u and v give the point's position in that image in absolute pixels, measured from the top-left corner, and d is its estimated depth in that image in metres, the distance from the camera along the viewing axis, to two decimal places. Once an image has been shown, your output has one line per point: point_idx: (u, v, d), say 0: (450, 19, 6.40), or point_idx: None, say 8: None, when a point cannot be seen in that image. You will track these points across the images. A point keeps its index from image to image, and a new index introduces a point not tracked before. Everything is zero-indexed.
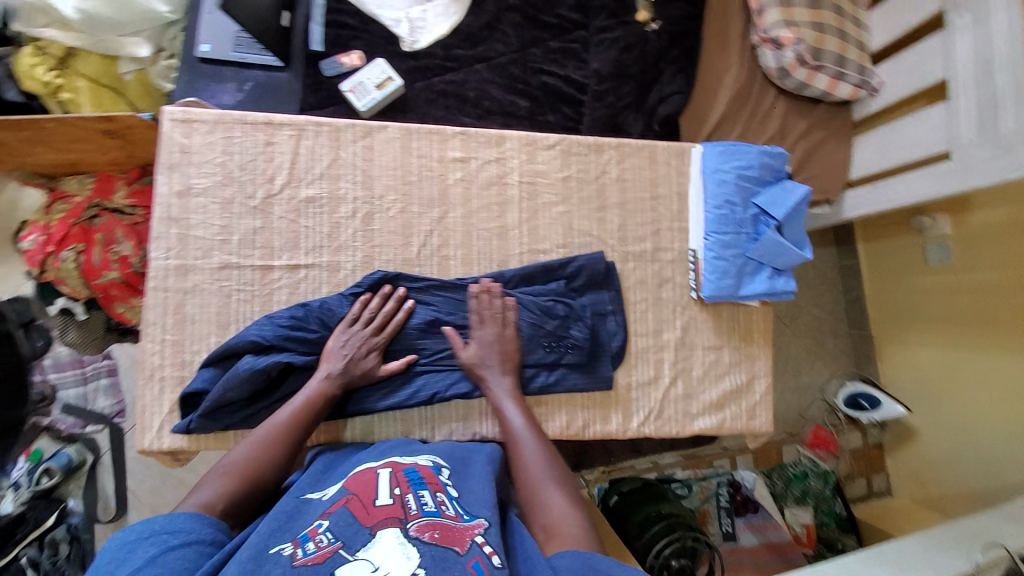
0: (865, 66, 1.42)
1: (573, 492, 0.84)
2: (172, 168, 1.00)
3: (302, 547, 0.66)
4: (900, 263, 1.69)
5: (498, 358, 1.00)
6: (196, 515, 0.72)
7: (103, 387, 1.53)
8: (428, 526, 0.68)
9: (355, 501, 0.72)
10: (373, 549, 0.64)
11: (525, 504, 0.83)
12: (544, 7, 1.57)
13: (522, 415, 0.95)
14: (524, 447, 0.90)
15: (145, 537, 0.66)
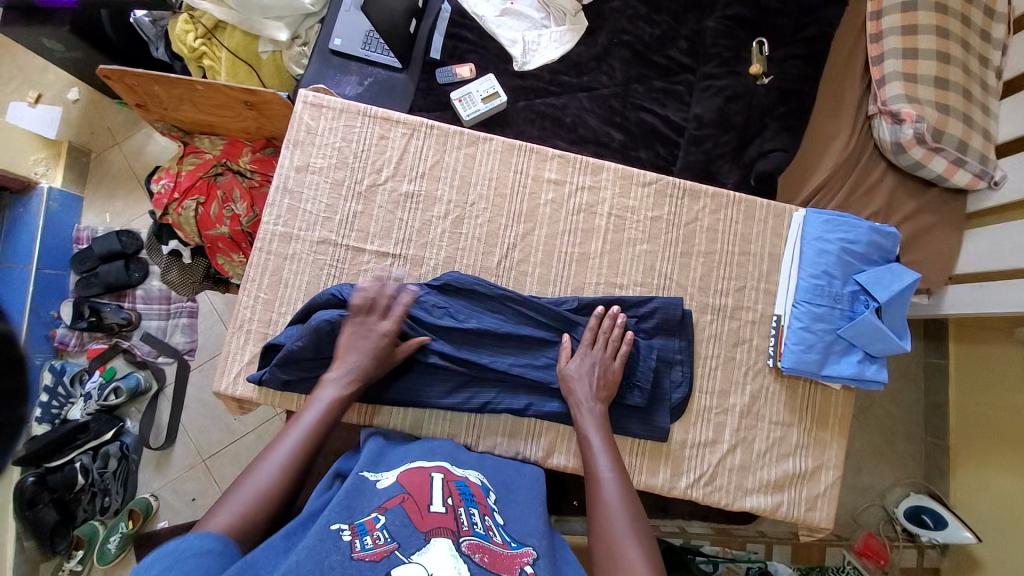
0: (987, 158, 1.32)
1: (653, 553, 0.78)
2: (296, 145, 1.09)
3: (360, 539, 0.65)
4: (994, 374, 1.52)
5: (596, 383, 0.99)
6: (209, 534, 0.66)
7: (182, 325, 1.67)
8: (479, 546, 0.67)
9: (410, 502, 0.72)
10: (428, 554, 0.63)
11: (597, 551, 0.79)
12: (655, 47, 1.58)
13: (608, 453, 0.91)
14: (606, 487, 0.86)
15: (156, 559, 0.61)
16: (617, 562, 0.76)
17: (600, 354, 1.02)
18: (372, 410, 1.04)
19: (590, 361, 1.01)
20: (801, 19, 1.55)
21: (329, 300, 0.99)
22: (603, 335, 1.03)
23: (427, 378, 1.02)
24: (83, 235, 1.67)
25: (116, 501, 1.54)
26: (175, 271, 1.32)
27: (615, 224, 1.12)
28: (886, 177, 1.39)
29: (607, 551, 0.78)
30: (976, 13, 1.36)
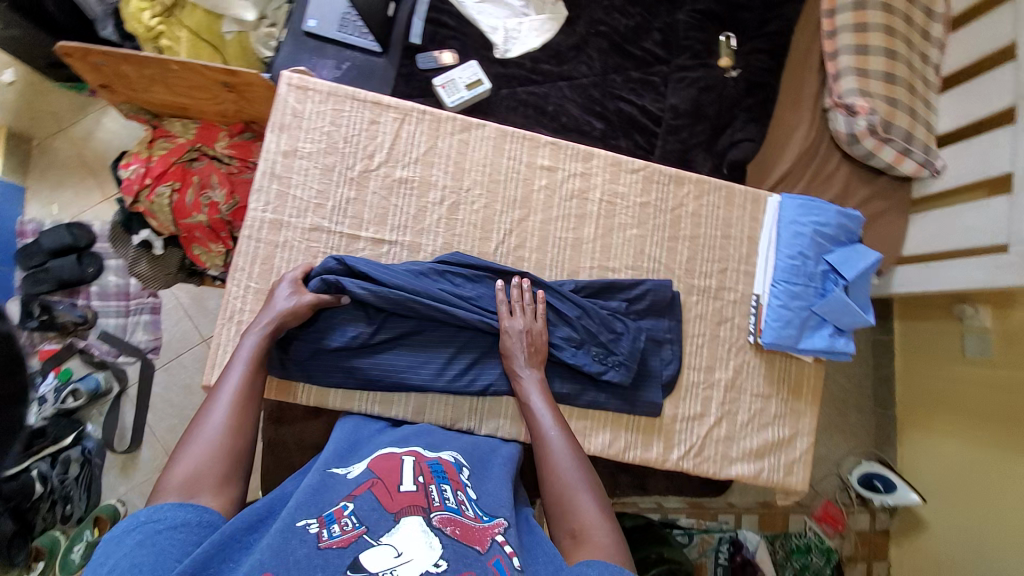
0: (931, 148, 1.45)
1: (601, 495, 0.80)
2: (282, 129, 1.05)
3: (327, 528, 0.61)
4: (937, 346, 1.68)
5: (529, 349, 1.00)
6: (182, 504, 0.65)
7: (143, 322, 1.57)
8: (450, 520, 0.64)
9: (379, 485, 0.68)
10: (397, 534, 0.61)
11: (552, 506, 0.80)
12: (631, 38, 1.62)
13: (552, 413, 0.93)
14: (553, 447, 0.87)
15: (131, 529, 0.62)
16: (571, 512, 0.78)
17: (533, 321, 1.02)
18: (374, 399, 1.03)
19: (520, 326, 1.00)
20: (764, 15, 1.61)
21: (330, 267, 0.98)
22: (526, 304, 1.02)
23: (428, 364, 1.02)
24: (28, 229, 1.51)
25: (78, 509, 1.43)
26: (144, 264, 1.24)
27: (605, 210, 1.15)
28: (843, 167, 1.50)
29: (560, 503, 0.80)
30: (917, 13, 1.48)
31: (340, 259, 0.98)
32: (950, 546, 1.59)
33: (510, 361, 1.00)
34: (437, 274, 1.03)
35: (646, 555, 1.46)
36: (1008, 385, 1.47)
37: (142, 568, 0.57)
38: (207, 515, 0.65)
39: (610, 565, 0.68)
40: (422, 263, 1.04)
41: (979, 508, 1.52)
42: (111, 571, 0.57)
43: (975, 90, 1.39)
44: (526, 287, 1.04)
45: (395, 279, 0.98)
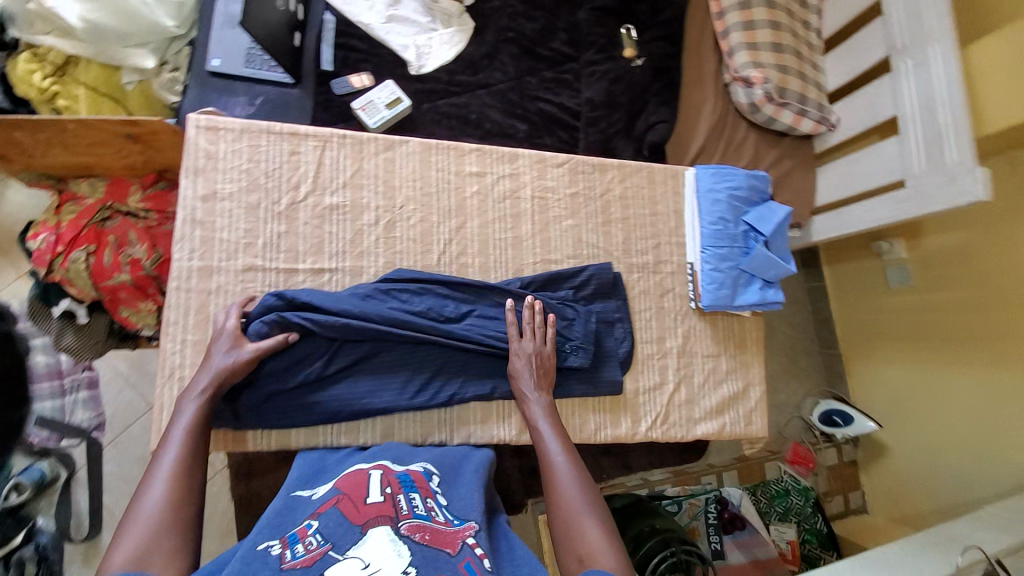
0: (823, 105, 1.59)
1: (606, 519, 0.83)
2: (197, 173, 1.02)
3: (291, 548, 0.62)
4: (864, 284, 1.85)
5: (536, 374, 1.04)
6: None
7: (82, 400, 1.47)
8: (419, 527, 0.67)
9: (346, 500, 0.70)
10: (364, 546, 0.62)
11: (558, 527, 0.82)
12: (539, 41, 1.69)
13: (558, 437, 0.96)
14: (559, 471, 0.89)
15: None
16: (576, 533, 0.80)
17: (541, 344, 1.06)
18: (338, 431, 1.01)
19: (530, 349, 1.04)
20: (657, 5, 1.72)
21: (270, 304, 0.96)
22: (533, 327, 1.07)
23: (389, 384, 1.01)
24: None
25: None
26: (71, 337, 1.16)
27: (538, 205, 1.20)
28: (749, 135, 1.63)
29: (566, 525, 0.82)
30: None
31: (278, 295, 0.97)
32: (909, 464, 1.72)
33: (518, 385, 1.03)
34: (382, 292, 1.03)
35: (639, 530, 1.47)
36: (929, 307, 1.62)
37: None
38: None
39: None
40: (365, 284, 1.04)
41: (931, 434, 1.65)
42: None
43: (853, 49, 1.55)
44: (539, 309, 1.09)
45: (343, 306, 0.97)
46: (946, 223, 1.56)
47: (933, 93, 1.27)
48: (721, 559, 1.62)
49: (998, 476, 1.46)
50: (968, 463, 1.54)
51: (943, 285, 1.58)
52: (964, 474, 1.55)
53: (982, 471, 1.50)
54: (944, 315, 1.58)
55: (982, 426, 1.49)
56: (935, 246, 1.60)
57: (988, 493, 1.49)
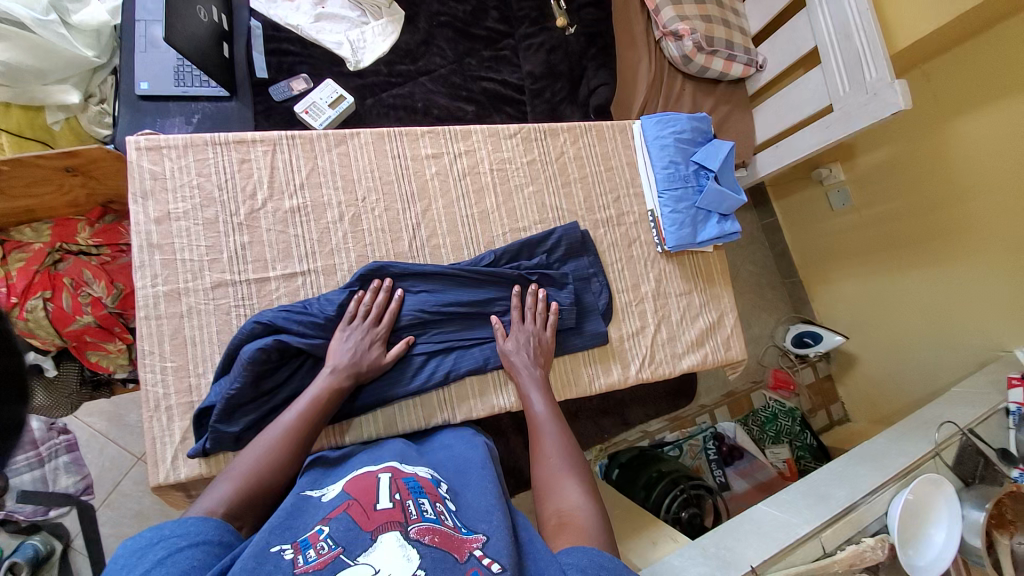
0: (749, 48, 1.67)
1: (589, 478, 0.85)
2: (146, 197, 1.00)
3: (303, 553, 0.63)
4: (813, 212, 1.96)
5: (534, 354, 1.07)
6: (204, 519, 0.68)
7: (64, 465, 1.43)
8: (428, 530, 0.65)
9: (355, 507, 0.68)
10: (373, 554, 0.61)
11: (539, 487, 0.85)
12: (472, 21, 1.69)
13: (548, 407, 0.98)
14: (547, 441, 0.92)
15: (152, 544, 0.62)
16: (558, 489, 0.82)
17: (542, 329, 1.11)
18: (339, 430, 1.01)
19: (531, 332, 1.09)
20: None
21: (254, 330, 0.94)
22: (531, 311, 1.12)
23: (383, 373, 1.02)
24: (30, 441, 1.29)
25: None
26: (42, 394, 1.12)
27: (499, 177, 1.22)
28: (686, 85, 1.70)
29: (547, 486, 0.84)
30: None
31: (263, 321, 0.94)
32: (880, 365, 1.86)
33: (510, 365, 1.06)
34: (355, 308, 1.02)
35: (649, 476, 1.54)
36: (874, 220, 1.74)
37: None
38: (223, 535, 0.68)
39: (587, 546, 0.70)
40: (338, 290, 1.02)
41: (899, 340, 1.77)
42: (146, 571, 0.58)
43: None
44: (537, 294, 1.13)
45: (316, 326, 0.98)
46: (876, 139, 1.67)
47: (847, 21, 1.35)
48: (728, 489, 1.68)
49: (962, 357, 1.59)
50: (933, 353, 1.66)
51: (881, 197, 1.69)
52: (933, 364, 1.67)
53: (949, 365, 1.63)
54: (887, 224, 1.70)
55: (940, 314, 1.62)
56: (869, 164, 1.71)
57: (952, 381, 1.62)
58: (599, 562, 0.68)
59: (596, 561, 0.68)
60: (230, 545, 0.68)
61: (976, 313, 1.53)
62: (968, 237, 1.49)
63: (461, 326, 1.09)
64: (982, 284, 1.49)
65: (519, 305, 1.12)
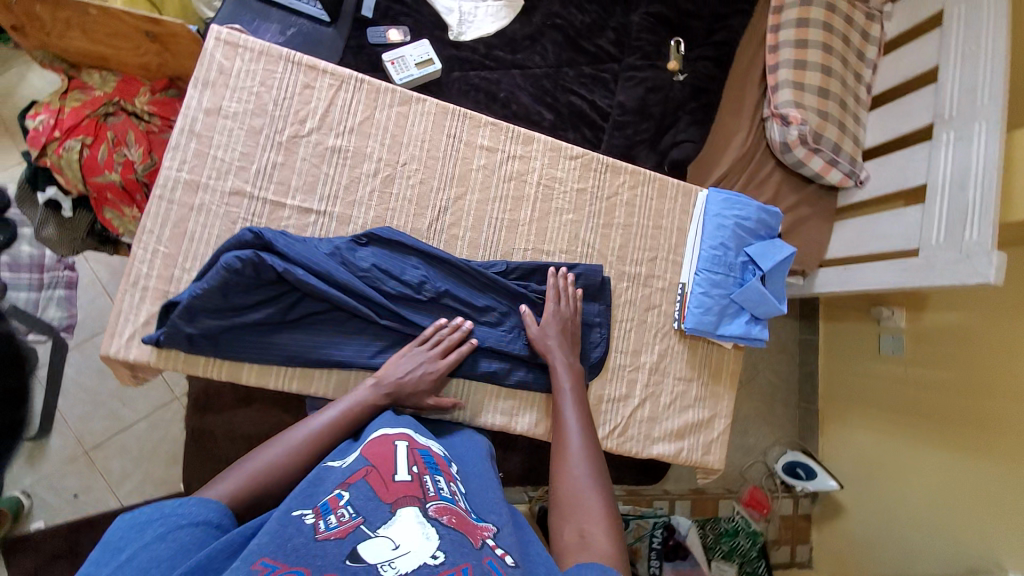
0: (855, 160, 1.55)
1: (613, 504, 0.78)
2: (206, 85, 1.01)
3: (324, 519, 0.61)
4: (855, 346, 1.81)
5: (567, 343, 1.06)
6: (204, 501, 0.67)
7: (57, 298, 1.52)
8: (445, 510, 0.65)
9: (374, 474, 0.68)
10: (394, 527, 0.60)
11: (557, 499, 0.79)
12: (586, 34, 1.64)
13: (579, 414, 0.95)
14: (573, 443, 0.88)
15: (149, 522, 0.61)
16: (582, 510, 0.76)
17: (573, 312, 1.09)
18: (292, 375, 0.99)
19: (564, 313, 1.07)
20: (712, 24, 1.65)
21: (247, 240, 0.92)
22: (565, 290, 1.10)
23: (352, 338, 0.99)
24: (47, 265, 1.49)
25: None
26: (52, 228, 1.17)
27: (543, 193, 1.17)
28: (774, 173, 1.59)
29: (570, 503, 0.77)
30: (855, 35, 1.57)
31: (256, 233, 0.92)
32: (863, 526, 1.70)
33: (544, 348, 1.04)
34: (353, 260, 0.99)
35: None
36: (916, 380, 1.59)
37: (162, 563, 0.58)
38: (222, 518, 0.66)
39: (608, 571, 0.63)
40: (344, 239, 1.01)
41: (892, 510, 1.61)
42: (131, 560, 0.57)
43: (899, 109, 1.49)
44: (564, 272, 1.12)
45: (311, 258, 0.94)
46: (951, 301, 1.51)
47: (968, 172, 1.23)
48: None
49: (950, 556, 1.43)
50: (921, 539, 1.51)
51: (933, 361, 1.54)
52: (918, 549, 1.52)
53: (934, 557, 1.47)
54: (929, 390, 1.54)
55: (944, 503, 1.46)
56: (933, 321, 1.55)
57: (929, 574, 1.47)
58: None
59: None
60: (229, 529, 0.67)
61: (985, 519, 1.36)
62: (1005, 437, 1.34)
63: (447, 320, 1.04)
64: (1000, 491, 1.33)
65: (553, 284, 1.10)
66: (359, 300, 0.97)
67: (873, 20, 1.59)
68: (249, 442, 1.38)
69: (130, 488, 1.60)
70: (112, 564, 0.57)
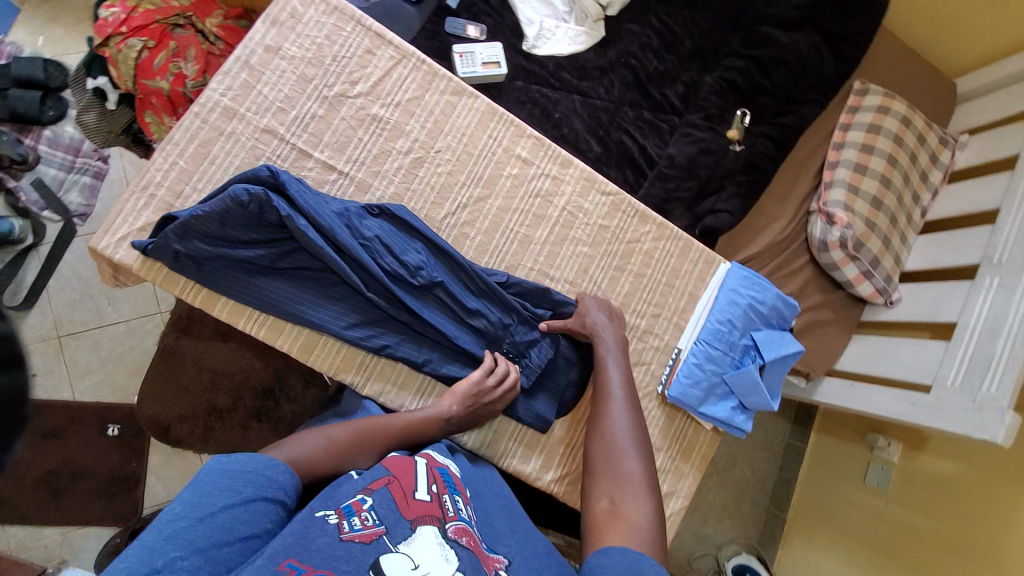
0: (891, 278, 1.49)
1: (650, 469, 0.86)
2: (273, 24, 1.03)
3: (348, 521, 0.70)
4: (840, 469, 1.71)
5: (609, 317, 1.06)
6: (286, 467, 0.76)
7: (82, 184, 1.61)
8: (463, 532, 0.74)
9: (396, 484, 0.76)
10: (414, 543, 0.69)
11: (597, 459, 0.88)
12: (655, 80, 1.63)
13: (624, 377, 0.98)
14: (615, 407, 0.93)
15: (247, 479, 0.71)
16: (619, 478, 0.84)
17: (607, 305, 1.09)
18: (263, 321, 0.97)
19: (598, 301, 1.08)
20: (782, 105, 1.56)
21: (262, 177, 0.92)
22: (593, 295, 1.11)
23: (332, 303, 0.97)
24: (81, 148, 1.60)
25: None
26: (93, 115, 1.20)
27: (565, 219, 1.15)
28: (805, 268, 1.54)
29: (609, 469, 0.86)
30: (924, 154, 1.52)
31: (273, 172, 0.92)
32: None
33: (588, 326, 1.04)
34: (359, 226, 0.97)
35: None
36: (899, 523, 1.49)
37: (235, 536, 0.67)
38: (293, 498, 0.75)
39: (628, 552, 0.70)
40: (357, 205, 1.00)
41: None
42: (214, 517, 0.66)
43: (948, 241, 1.44)
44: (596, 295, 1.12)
45: (317, 212, 0.93)
46: (951, 449, 1.41)
47: (1004, 323, 1.16)
48: None
49: None
50: None
51: (922, 508, 1.44)
52: None
53: None
54: (912, 538, 1.44)
55: None
56: (930, 467, 1.45)
57: None
58: (635, 566, 0.69)
59: (631, 565, 0.68)
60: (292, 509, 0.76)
61: None
62: None
63: (432, 313, 1.01)
64: None
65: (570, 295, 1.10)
66: (351, 267, 0.96)
67: (945, 145, 1.55)
68: (210, 374, 1.36)
69: (86, 383, 1.60)
70: (195, 513, 0.66)
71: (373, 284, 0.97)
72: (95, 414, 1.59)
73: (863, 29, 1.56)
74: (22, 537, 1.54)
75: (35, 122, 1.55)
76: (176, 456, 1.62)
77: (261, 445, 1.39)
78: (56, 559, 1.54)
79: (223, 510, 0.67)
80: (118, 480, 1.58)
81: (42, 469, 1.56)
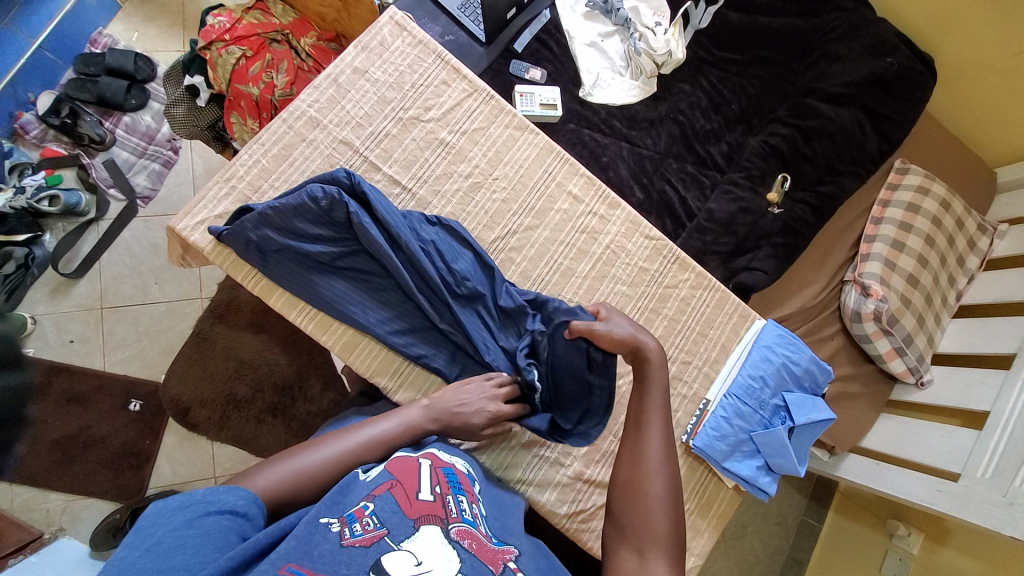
0: (924, 358, 1.47)
1: (678, 526, 0.84)
2: (363, 49, 1.12)
3: (349, 527, 0.68)
4: (855, 554, 1.63)
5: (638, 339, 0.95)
6: (232, 489, 0.71)
7: (151, 170, 1.74)
8: (466, 533, 0.72)
9: (398, 488, 0.74)
10: (416, 542, 0.68)
11: (625, 513, 0.84)
12: (701, 138, 1.70)
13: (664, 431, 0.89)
14: (654, 465, 0.86)
15: (183, 506, 0.66)
16: (648, 537, 0.82)
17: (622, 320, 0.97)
18: (313, 317, 1.01)
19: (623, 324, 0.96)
20: (823, 175, 1.60)
21: (338, 179, 0.98)
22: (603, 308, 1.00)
23: (380, 308, 1.01)
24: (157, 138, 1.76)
25: None
26: (182, 108, 1.30)
27: (608, 256, 1.18)
28: (837, 337, 1.53)
29: (637, 525, 0.83)
30: (962, 238, 1.53)
31: (349, 175, 0.98)
32: None
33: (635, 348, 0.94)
34: (419, 234, 1.02)
35: None
36: None
37: (187, 552, 0.62)
38: (250, 508, 0.71)
39: None
40: (420, 215, 1.05)
41: None
42: (158, 543, 0.62)
43: (984, 327, 1.43)
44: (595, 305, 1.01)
45: (386, 214, 0.98)
46: (974, 545, 1.36)
47: None
48: None
49: None
50: None
51: None
52: None
53: None
54: None
55: None
56: (951, 562, 1.40)
57: None
58: None
59: None
60: (255, 517, 0.71)
61: None
62: None
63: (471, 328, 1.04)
64: None
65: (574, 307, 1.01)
66: (405, 274, 1.00)
67: (984, 232, 1.56)
68: (238, 363, 1.40)
69: (119, 356, 1.65)
70: (138, 547, 0.62)
71: (423, 295, 1.00)
72: (121, 387, 1.63)
73: (910, 113, 1.60)
74: (25, 499, 1.55)
75: (117, 109, 1.72)
76: (188, 440, 1.63)
77: (274, 440, 1.40)
78: (52, 526, 1.54)
79: (161, 540, 0.62)
80: (129, 455, 1.60)
81: (59, 433, 1.59)
